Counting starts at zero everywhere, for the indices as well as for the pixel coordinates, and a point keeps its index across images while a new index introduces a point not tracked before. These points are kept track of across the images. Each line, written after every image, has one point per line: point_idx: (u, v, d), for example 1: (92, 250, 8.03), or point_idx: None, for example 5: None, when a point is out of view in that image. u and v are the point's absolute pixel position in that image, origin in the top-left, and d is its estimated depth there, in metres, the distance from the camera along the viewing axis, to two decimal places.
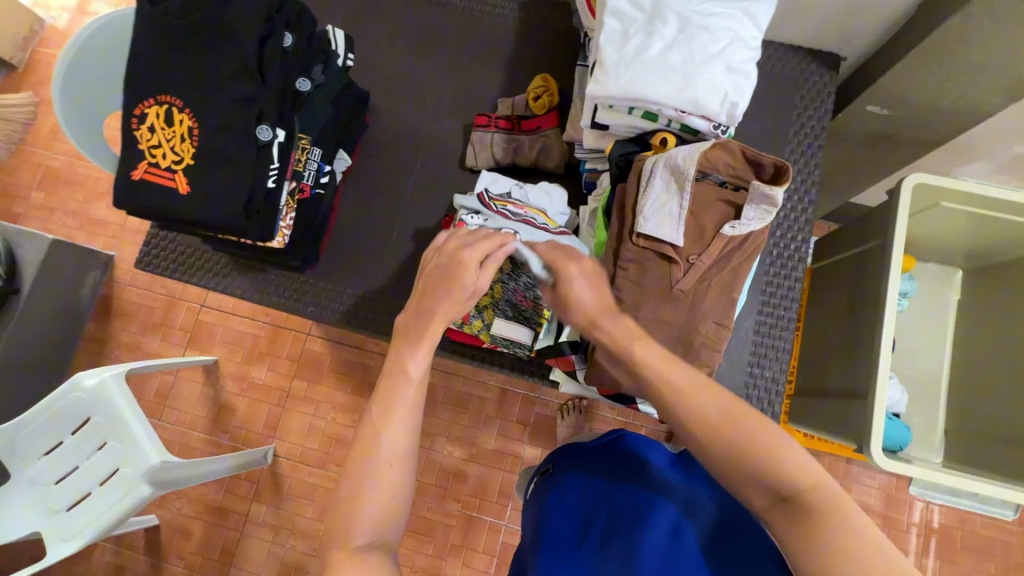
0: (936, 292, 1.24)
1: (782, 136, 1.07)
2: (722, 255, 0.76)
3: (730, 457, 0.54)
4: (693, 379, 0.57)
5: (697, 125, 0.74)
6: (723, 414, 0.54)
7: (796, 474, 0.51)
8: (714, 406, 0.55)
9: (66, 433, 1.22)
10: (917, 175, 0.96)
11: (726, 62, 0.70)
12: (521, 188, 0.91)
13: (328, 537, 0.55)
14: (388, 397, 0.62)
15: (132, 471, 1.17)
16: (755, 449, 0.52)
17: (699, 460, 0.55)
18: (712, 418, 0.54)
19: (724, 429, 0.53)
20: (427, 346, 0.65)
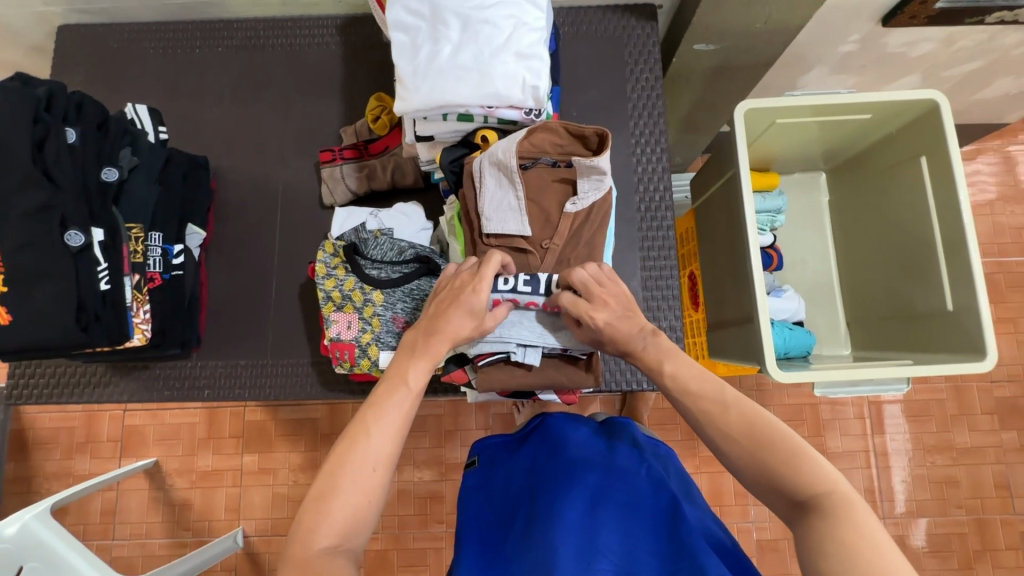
0: (807, 198, 1.31)
1: (622, 93, 1.08)
2: (573, 232, 0.78)
3: (746, 463, 0.59)
4: (712, 392, 0.64)
5: (509, 116, 0.74)
6: (744, 418, 0.60)
7: (811, 479, 0.55)
8: (735, 413, 0.61)
9: None
10: (746, 101, 1.00)
11: (515, 49, 0.70)
12: (376, 216, 0.90)
13: (294, 532, 0.57)
14: (384, 403, 0.65)
15: None
16: (766, 453, 0.58)
17: (720, 449, 0.61)
18: (735, 422, 0.61)
19: (742, 431, 0.60)
20: (429, 359, 0.69)
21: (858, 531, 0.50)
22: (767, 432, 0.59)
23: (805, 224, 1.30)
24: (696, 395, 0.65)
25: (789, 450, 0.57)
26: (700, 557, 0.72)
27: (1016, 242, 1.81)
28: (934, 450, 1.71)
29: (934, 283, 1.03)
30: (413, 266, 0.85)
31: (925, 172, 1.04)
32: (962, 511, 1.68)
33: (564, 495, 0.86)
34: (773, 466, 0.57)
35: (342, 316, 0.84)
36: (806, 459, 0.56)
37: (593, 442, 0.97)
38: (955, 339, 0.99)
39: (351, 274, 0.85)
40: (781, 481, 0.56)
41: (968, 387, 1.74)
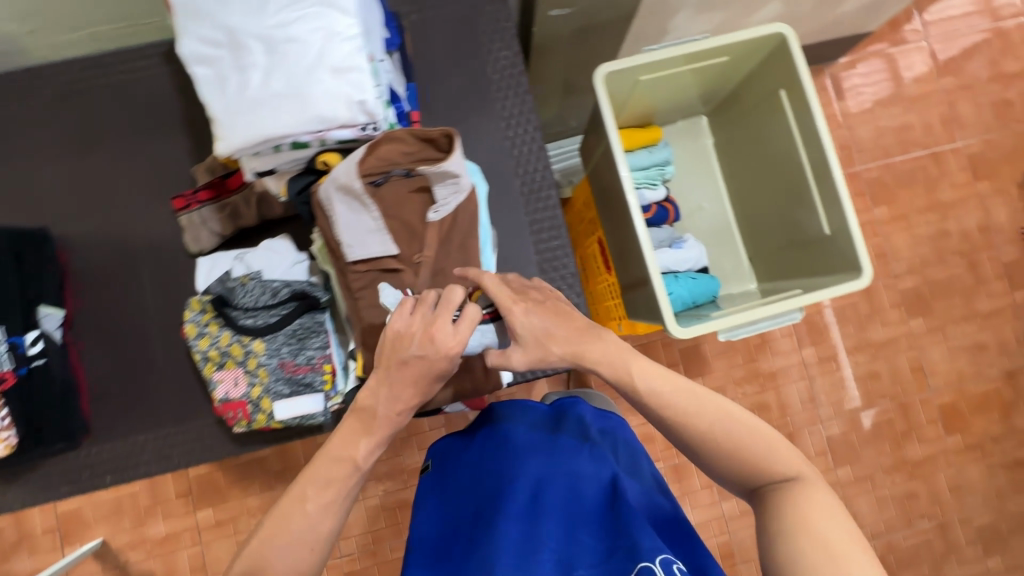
0: (692, 144, 1.33)
1: (484, 76, 1.04)
2: (442, 241, 0.75)
3: (724, 457, 0.67)
4: (684, 396, 0.69)
5: (345, 135, 0.69)
6: (721, 420, 0.68)
7: (781, 465, 0.65)
8: (713, 416, 0.68)
9: None
10: (603, 66, 0.98)
11: (331, 64, 0.65)
12: (241, 259, 0.84)
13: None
14: (327, 479, 0.65)
15: None
16: (743, 447, 0.66)
17: (701, 446, 0.68)
18: (712, 425, 0.68)
19: (723, 432, 0.67)
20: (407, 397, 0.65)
21: (817, 507, 0.61)
22: (745, 433, 0.67)
23: (695, 170, 1.32)
24: (671, 401, 0.69)
25: (761, 442, 0.67)
26: (635, 535, 0.75)
27: (897, 142, 1.93)
28: (856, 350, 1.84)
29: (812, 212, 1.08)
30: (290, 305, 0.81)
31: (786, 105, 1.06)
32: (887, 399, 1.84)
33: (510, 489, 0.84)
34: (749, 462, 0.66)
35: (225, 374, 0.79)
36: (776, 458, 0.66)
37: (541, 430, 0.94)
38: (835, 262, 1.04)
39: (225, 329, 0.79)
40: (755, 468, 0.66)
41: (876, 286, 1.87)
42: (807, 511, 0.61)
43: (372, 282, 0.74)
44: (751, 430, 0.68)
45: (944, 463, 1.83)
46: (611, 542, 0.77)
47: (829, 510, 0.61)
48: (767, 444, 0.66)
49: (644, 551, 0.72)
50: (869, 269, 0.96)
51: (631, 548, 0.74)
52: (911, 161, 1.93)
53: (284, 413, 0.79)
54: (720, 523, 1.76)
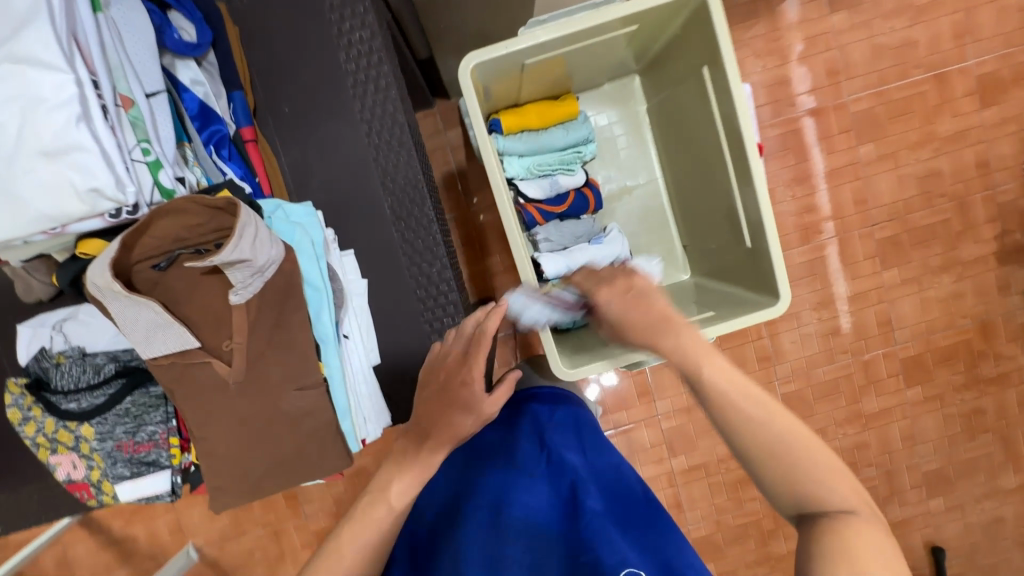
0: (620, 112, 1.13)
1: (337, 65, 0.83)
2: (254, 323, 0.65)
3: (773, 469, 0.52)
4: (746, 389, 0.53)
5: (95, 225, 0.56)
6: (788, 432, 0.52)
7: (845, 500, 0.50)
8: (780, 424, 0.52)
9: None
10: (468, 59, 0.78)
11: (38, 148, 0.50)
12: (58, 332, 0.74)
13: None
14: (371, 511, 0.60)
15: None
16: (801, 457, 0.51)
17: (751, 444, 0.52)
18: (775, 432, 0.52)
19: (790, 447, 0.51)
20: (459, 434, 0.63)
21: (882, 555, 0.46)
22: (799, 446, 0.52)
23: (622, 144, 1.14)
24: (732, 398, 0.53)
25: (826, 464, 0.51)
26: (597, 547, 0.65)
27: (894, 65, 1.54)
28: (821, 306, 1.62)
29: (733, 217, 0.93)
30: (115, 385, 0.74)
31: (709, 89, 0.86)
32: (849, 355, 1.66)
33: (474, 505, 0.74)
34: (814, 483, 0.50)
35: (61, 459, 0.74)
36: (840, 485, 0.50)
37: (498, 440, 0.83)
38: (753, 277, 0.91)
39: (48, 414, 0.73)
40: (810, 491, 0.51)
41: (852, 234, 1.59)
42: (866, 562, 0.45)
43: (180, 375, 0.65)
44: (817, 453, 0.52)
45: (899, 415, 1.69)
46: (571, 556, 0.67)
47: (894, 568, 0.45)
48: (835, 473, 0.51)
49: (606, 565, 0.63)
50: (786, 295, 0.83)
51: (595, 563, 0.64)
52: (910, 88, 1.55)
53: (130, 493, 0.76)
54: (669, 478, 1.71)
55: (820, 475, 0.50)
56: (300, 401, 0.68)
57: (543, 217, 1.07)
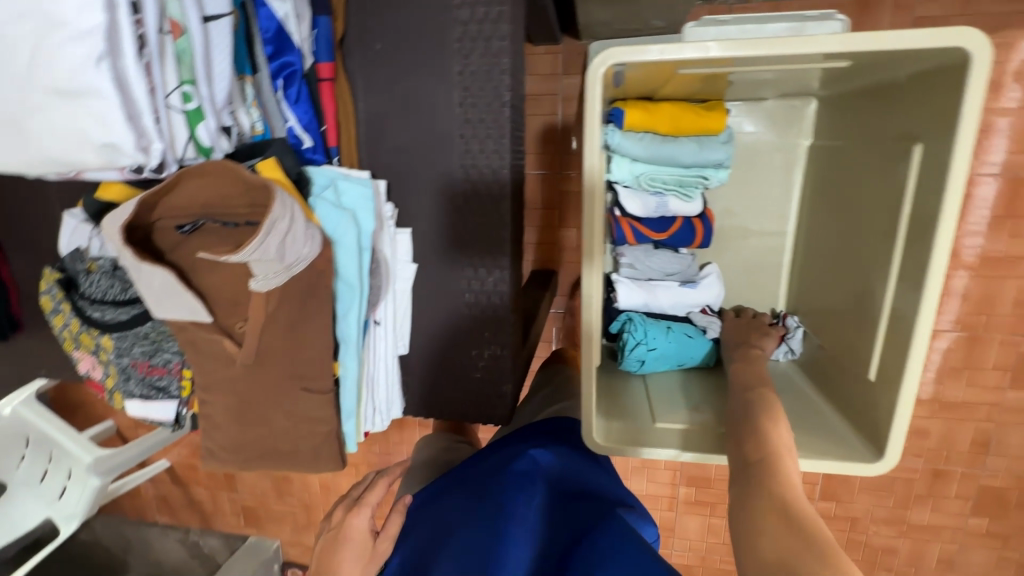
0: (775, 137, 0.89)
1: (444, 8, 0.67)
2: (274, 314, 0.58)
3: (737, 419, 0.64)
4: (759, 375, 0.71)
5: (117, 174, 0.49)
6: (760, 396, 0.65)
7: (766, 444, 0.57)
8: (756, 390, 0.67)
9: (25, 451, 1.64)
10: (607, 53, 0.59)
11: (54, 84, 0.42)
12: (96, 236, 0.70)
13: None
14: None
15: (80, 468, 1.60)
16: (762, 407, 0.63)
17: (739, 397, 0.67)
18: (750, 402, 0.65)
19: (761, 402, 0.64)
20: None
21: (786, 483, 0.52)
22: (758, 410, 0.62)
23: (760, 177, 0.92)
24: (746, 375, 0.71)
25: (771, 423, 0.60)
26: None
27: None
28: None
29: (868, 335, 0.71)
30: (135, 310, 0.70)
31: (913, 170, 0.62)
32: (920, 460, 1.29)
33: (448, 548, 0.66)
34: (759, 432, 0.59)
35: (83, 356, 0.75)
36: (784, 433, 0.60)
37: (475, 476, 0.77)
38: (859, 413, 0.72)
39: (75, 315, 0.72)
40: (752, 437, 0.59)
41: (990, 337, 1.15)
42: (768, 475, 0.53)
43: (188, 339, 0.60)
44: (773, 415, 0.62)
45: (945, 537, 1.34)
46: None
47: (791, 490, 0.52)
48: (773, 425, 0.60)
49: None
50: (894, 454, 0.66)
51: None
52: None
53: (135, 409, 0.76)
54: (670, 502, 1.60)
55: (766, 419, 0.61)
56: (304, 402, 0.62)
57: (635, 239, 0.90)
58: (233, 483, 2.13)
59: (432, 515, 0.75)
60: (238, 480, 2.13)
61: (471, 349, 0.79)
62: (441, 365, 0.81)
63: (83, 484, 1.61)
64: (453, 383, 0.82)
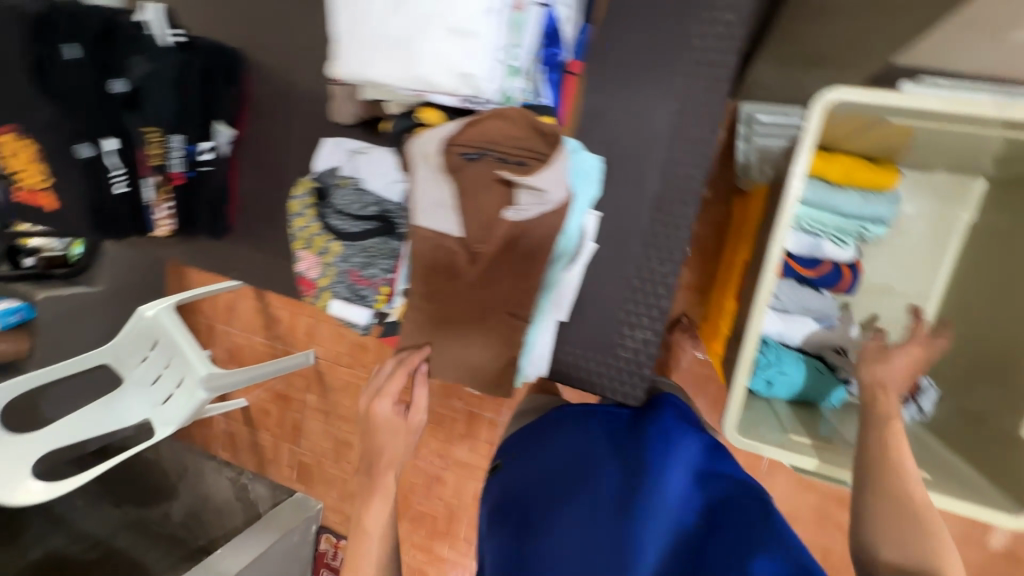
0: (936, 208, 0.95)
1: (681, 39, 0.81)
2: (510, 241, 0.69)
3: (883, 504, 0.56)
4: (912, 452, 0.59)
5: (447, 101, 0.62)
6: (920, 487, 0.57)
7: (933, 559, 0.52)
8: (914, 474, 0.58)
9: (151, 349, 1.80)
10: (837, 93, 0.69)
11: (451, 22, 0.55)
12: (352, 160, 0.87)
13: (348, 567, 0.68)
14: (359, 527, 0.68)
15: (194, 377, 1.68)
16: (920, 503, 0.55)
17: (891, 476, 0.58)
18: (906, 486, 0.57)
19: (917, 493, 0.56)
20: (379, 501, 0.68)
21: None
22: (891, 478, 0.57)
23: (912, 242, 0.98)
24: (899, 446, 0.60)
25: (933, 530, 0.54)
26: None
27: None
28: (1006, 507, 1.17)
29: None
30: (370, 224, 0.84)
31: None
32: None
33: (570, 513, 0.60)
34: (902, 522, 0.54)
35: (307, 256, 0.89)
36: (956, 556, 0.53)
37: (605, 429, 0.73)
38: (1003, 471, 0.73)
39: (318, 220, 0.87)
40: (911, 538, 0.53)
41: None
42: None
43: (428, 251, 0.72)
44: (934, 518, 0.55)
45: None
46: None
47: None
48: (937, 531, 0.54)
49: None
50: None
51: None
52: None
53: (336, 309, 0.88)
54: None
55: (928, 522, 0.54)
56: (506, 325, 0.72)
57: (783, 271, 0.98)
58: (296, 438, 2.25)
59: (557, 444, 0.71)
60: (301, 437, 2.25)
61: (624, 330, 0.90)
62: (594, 336, 0.92)
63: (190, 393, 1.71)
64: (599, 354, 0.91)
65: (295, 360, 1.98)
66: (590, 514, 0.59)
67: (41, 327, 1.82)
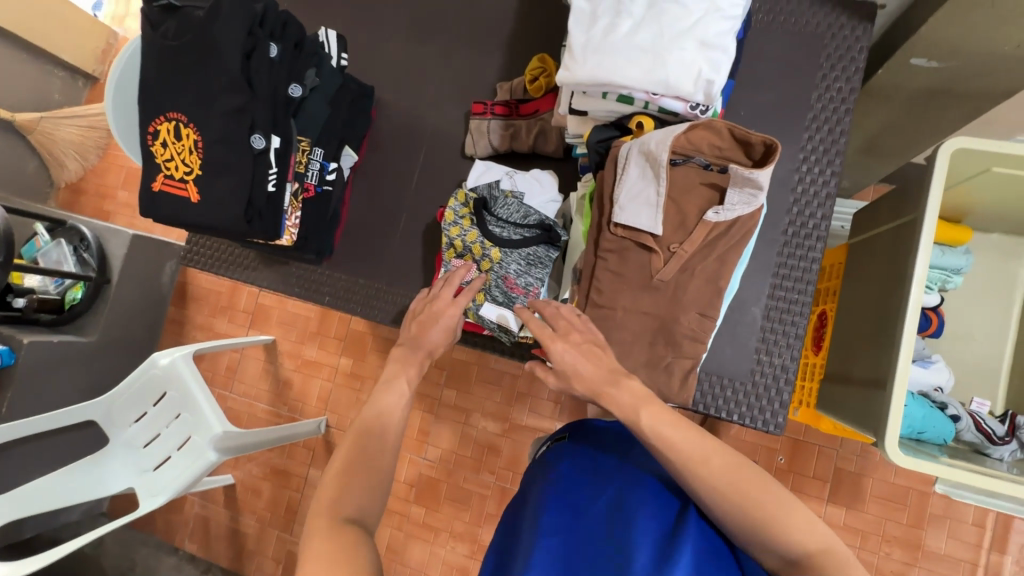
0: (1000, 265, 1.08)
1: (802, 100, 0.96)
2: (707, 242, 0.73)
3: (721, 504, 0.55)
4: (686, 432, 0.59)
5: (672, 107, 0.70)
6: (727, 467, 0.56)
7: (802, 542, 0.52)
8: (719, 459, 0.57)
9: (150, 405, 1.46)
10: (959, 139, 0.82)
11: (701, 37, 0.65)
12: (510, 176, 0.92)
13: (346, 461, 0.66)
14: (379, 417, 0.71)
15: (203, 439, 1.38)
16: (736, 494, 0.55)
17: (698, 482, 0.56)
18: (718, 480, 0.56)
19: (725, 479, 0.55)
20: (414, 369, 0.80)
21: None
22: (695, 494, 0.57)
23: (983, 296, 1.09)
24: (677, 446, 0.58)
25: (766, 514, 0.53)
26: None
27: None
28: None
29: None
30: (535, 231, 0.87)
31: None
32: None
33: (623, 504, 0.59)
34: (739, 501, 0.54)
35: (461, 263, 0.89)
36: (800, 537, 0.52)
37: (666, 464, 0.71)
38: None
39: (475, 227, 0.89)
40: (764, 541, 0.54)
41: None
42: None
43: (621, 250, 0.75)
44: (761, 501, 0.54)
45: None
46: None
47: None
48: (778, 522, 0.53)
49: None
50: None
51: None
52: None
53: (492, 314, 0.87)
54: None
55: (756, 503, 0.54)
56: (698, 324, 0.74)
57: None
58: None
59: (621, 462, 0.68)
60: None
61: (762, 357, 0.93)
62: (730, 358, 0.93)
63: (196, 457, 1.37)
64: (735, 379, 0.93)
65: (305, 428, 1.63)
66: (648, 529, 0.55)
67: (18, 377, 1.48)
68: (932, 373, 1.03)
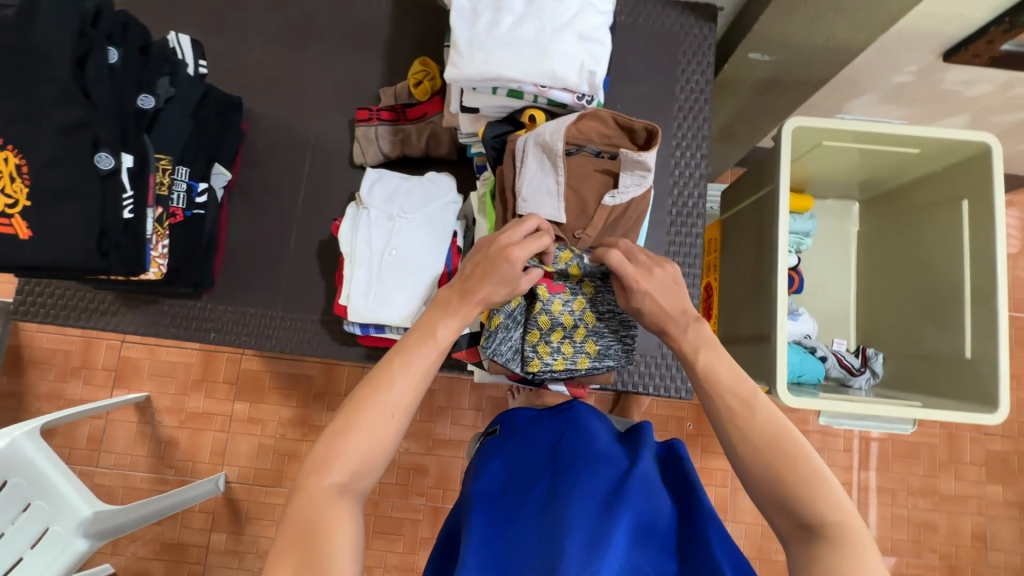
0: (838, 227, 1.28)
1: (668, 93, 1.06)
2: (608, 225, 0.77)
3: (755, 447, 0.55)
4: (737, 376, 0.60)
5: (561, 98, 0.73)
6: (771, 424, 0.56)
7: (822, 510, 0.51)
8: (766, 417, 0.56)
9: None
10: (796, 118, 0.96)
11: (580, 30, 0.69)
12: (406, 183, 0.90)
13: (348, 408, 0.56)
14: (412, 351, 0.59)
15: (65, 526, 1.11)
16: (773, 440, 0.55)
17: (737, 424, 0.57)
18: (763, 432, 0.55)
19: (765, 431, 0.55)
20: (458, 320, 0.63)
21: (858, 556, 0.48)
22: (734, 424, 0.57)
23: (829, 253, 1.27)
24: (724, 385, 0.60)
25: (794, 467, 0.53)
26: None
27: None
28: (940, 469, 1.41)
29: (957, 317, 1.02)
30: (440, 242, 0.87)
31: (965, 223, 1.01)
32: (965, 538, 1.39)
33: (555, 500, 0.61)
34: (767, 447, 0.55)
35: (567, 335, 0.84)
36: (824, 493, 0.52)
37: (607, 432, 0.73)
38: (978, 390, 0.96)
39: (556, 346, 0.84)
40: (794, 499, 0.52)
41: (960, 433, 1.42)
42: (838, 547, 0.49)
43: None
44: (794, 456, 0.54)
45: None
46: None
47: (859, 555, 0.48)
48: (808, 475, 0.53)
49: None
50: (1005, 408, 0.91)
51: None
52: None
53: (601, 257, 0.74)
54: None
55: (786, 459, 0.54)
56: None
57: None
58: None
59: (566, 436, 0.70)
60: None
61: None
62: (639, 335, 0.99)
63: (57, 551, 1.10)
64: (647, 354, 0.98)
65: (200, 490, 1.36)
66: (586, 509, 0.58)
67: None
68: (801, 322, 1.19)
